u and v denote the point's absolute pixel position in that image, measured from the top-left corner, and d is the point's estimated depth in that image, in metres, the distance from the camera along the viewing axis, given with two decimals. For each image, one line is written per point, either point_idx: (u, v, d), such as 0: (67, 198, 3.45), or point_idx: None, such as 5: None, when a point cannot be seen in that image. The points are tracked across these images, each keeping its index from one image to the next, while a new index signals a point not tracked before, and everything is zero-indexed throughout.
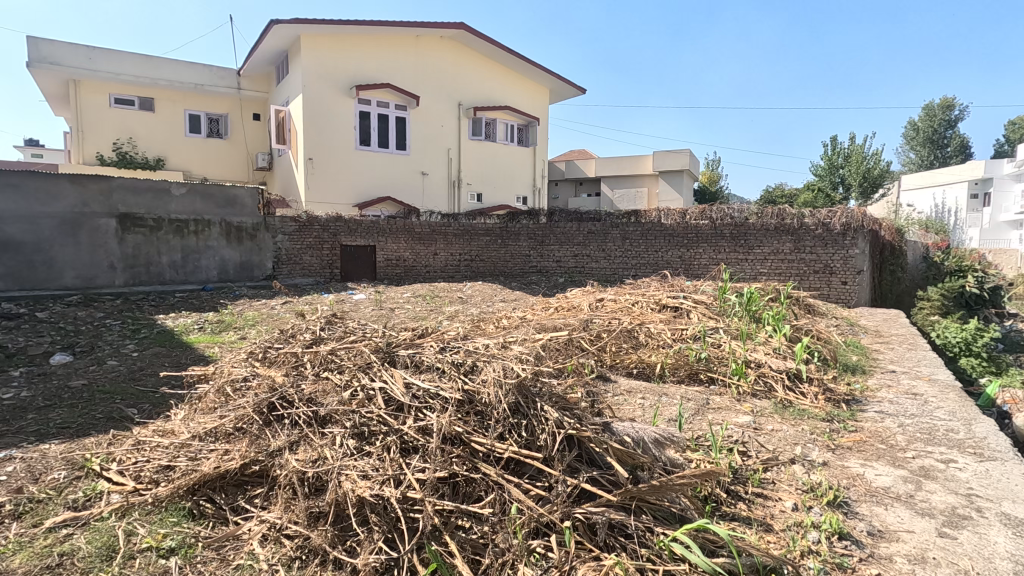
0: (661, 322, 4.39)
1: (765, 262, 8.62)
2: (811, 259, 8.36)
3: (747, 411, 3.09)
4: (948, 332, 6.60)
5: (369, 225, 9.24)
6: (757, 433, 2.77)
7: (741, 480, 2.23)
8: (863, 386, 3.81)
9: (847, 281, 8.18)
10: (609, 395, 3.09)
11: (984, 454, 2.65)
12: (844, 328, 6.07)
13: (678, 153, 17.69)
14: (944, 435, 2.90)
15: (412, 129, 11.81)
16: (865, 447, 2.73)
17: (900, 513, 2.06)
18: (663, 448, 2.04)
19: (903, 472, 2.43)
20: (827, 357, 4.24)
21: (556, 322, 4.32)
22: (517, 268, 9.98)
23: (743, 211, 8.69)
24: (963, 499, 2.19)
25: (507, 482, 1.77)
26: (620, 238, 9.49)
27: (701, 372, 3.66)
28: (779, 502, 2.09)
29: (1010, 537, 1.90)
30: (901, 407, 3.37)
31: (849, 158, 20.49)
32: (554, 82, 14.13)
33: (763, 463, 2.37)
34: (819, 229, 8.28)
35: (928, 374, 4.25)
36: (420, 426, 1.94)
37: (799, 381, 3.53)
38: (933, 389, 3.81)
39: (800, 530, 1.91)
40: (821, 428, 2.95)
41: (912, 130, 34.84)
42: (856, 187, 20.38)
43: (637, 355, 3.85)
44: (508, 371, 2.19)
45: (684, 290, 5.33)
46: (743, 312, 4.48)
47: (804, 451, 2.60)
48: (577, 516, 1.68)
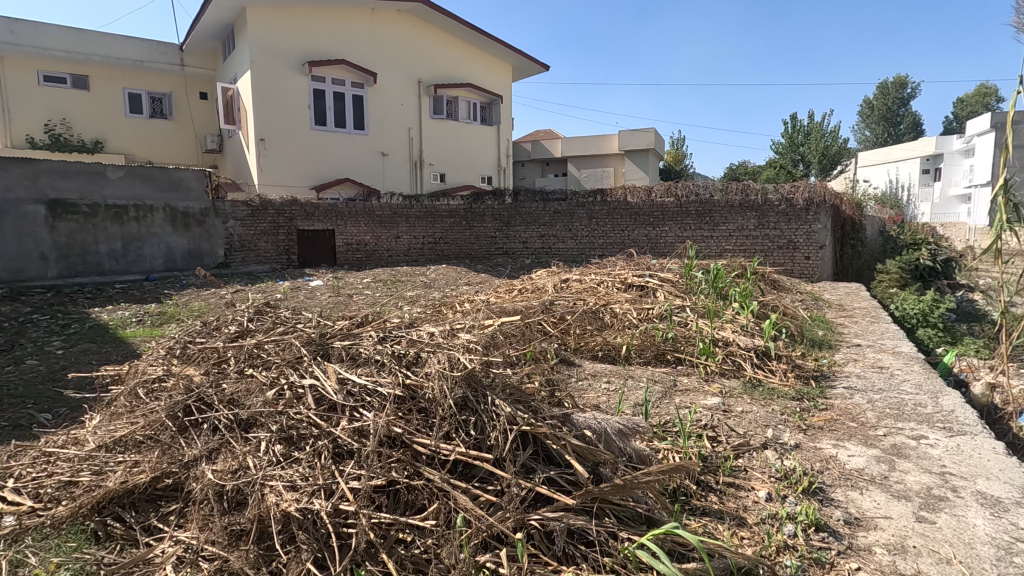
0: (626, 301, 4.24)
1: (730, 238, 8.60)
2: (775, 235, 8.37)
3: (715, 393, 2.96)
4: (906, 304, 6.69)
5: (327, 209, 8.83)
6: (726, 416, 2.63)
7: (711, 469, 2.09)
8: (830, 361, 3.75)
9: (809, 256, 8.25)
10: (572, 380, 2.93)
11: (953, 428, 2.59)
12: (808, 303, 6.06)
13: (643, 131, 17.64)
14: (912, 410, 2.84)
15: (370, 107, 11.31)
16: (836, 425, 2.63)
17: (876, 497, 1.95)
18: (627, 440, 1.87)
19: (876, 452, 2.33)
20: (794, 333, 4.16)
21: (515, 305, 4.12)
22: (483, 250, 9.72)
23: (708, 188, 8.64)
24: (938, 478, 2.09)
25: (453, 488, 1.56)
26: (587, 217, 9.27)
27: (668, 353, 3.52)
28: (752, 493, 1.95)
29: (988, 519, 1.81)
30: (868, 382, 3.31)
31: (808, 135, 20.91)
32: (517, 59, 13.78)
33: (734, 450, 2.23)
34: (782, 205, 8.28)
35: (892, 347, 4.22)
36: (354, 427, 1.72)
37: (767, 358, 3.43)
38: (898, 362, 3.79)
39: (774, 523, 1.77)
40: (792, 407, 2.84)
41: (866, 107, 35.79)
42: (815, 164, 20.83)
43: (601, 338, 3.67)
44: (455, 361, 1.96)
45: (649, 268, 5.18)
46: (710, 289, 4.35)
47: (775, 434, 2.47)
48: (532, 524, 1.49)
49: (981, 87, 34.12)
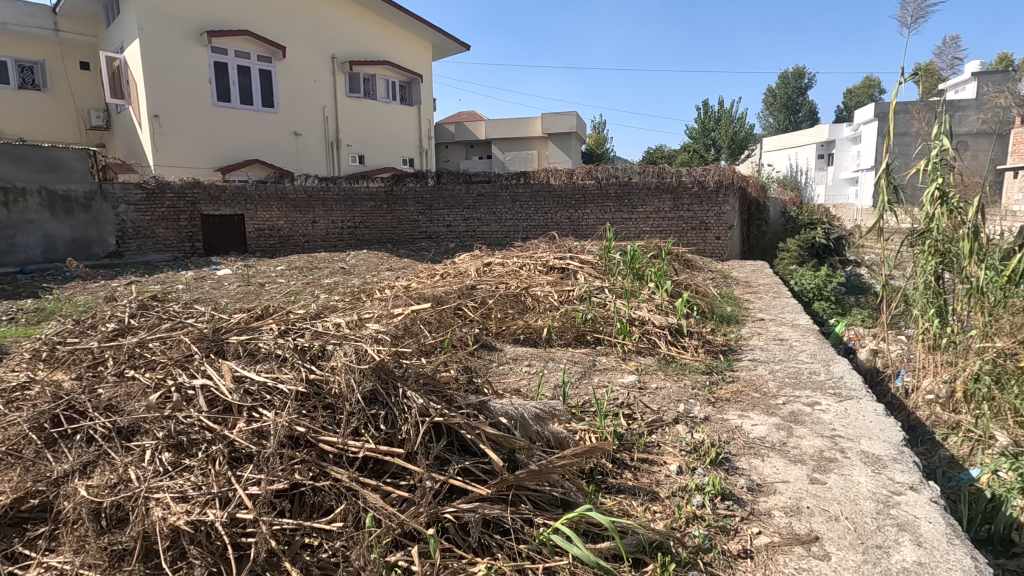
0: (548, 284, 4.27)
1: (648, 220, 8.91)
2: (688, 216, 8.76)
3: (632, 370, 3.06)
4: (804, 279, 7.22)
5: (235, 191, 8.22)
6: (642, 393, 2.71)
7: (626, 447, 2.14)
8: (737, 336, 3.97)
9: (720, 236, 8.71)
10: (493, 365, 2.91)
11: (842, 393, 2.81)
12: (718, 281, 6.40)
13: (564, 114, 17.84)
14: (808, 378, 3.06)
15: (279, 83, 10.61)
16: (741, 396, 2.78)
17: (775, 463, 2.08)
18: (544, 424, 1.87)
19: (776, 420, 2.49)
20: (705, 310, 4.36)
21: (435, 290, 4.04)
22: (405, 234, 9.41)
23: (626, 170, 8.85)
24: (829, 441, 2.26)
25: (362, 487, 1.49)
26: (510, 199, 9.17)
27: (588, 334, 3.57)
28: (664, 467, 2.02)
29: (871, 476, 1.98)
30: (770, 353, 3.54)
31: (719, 121, 22.07)
32: (437, 37, 13.45)
33: (648, 427, 2.30)
34: (695, 187, 8.66)
35: (791, 320, 4.55)
36: (253, 429, 1.59)
37: (679, 335, 3.58)
38: (796, 333, 4.08)
39: (684, 495, 1.84)
40: (702, 381, 2.97)
41: (769, 96, 38.20)
42: (725, 149, 22.04)
43: (523, 321, 3.66)
44: (363, 353, 1.88)
45: (570, 251, 5.25)
46: (627, 270, 4.45)
47: (686, 408, 2.57)
48: (447, 517, 1.44)
49: (867, 79, 37.31)
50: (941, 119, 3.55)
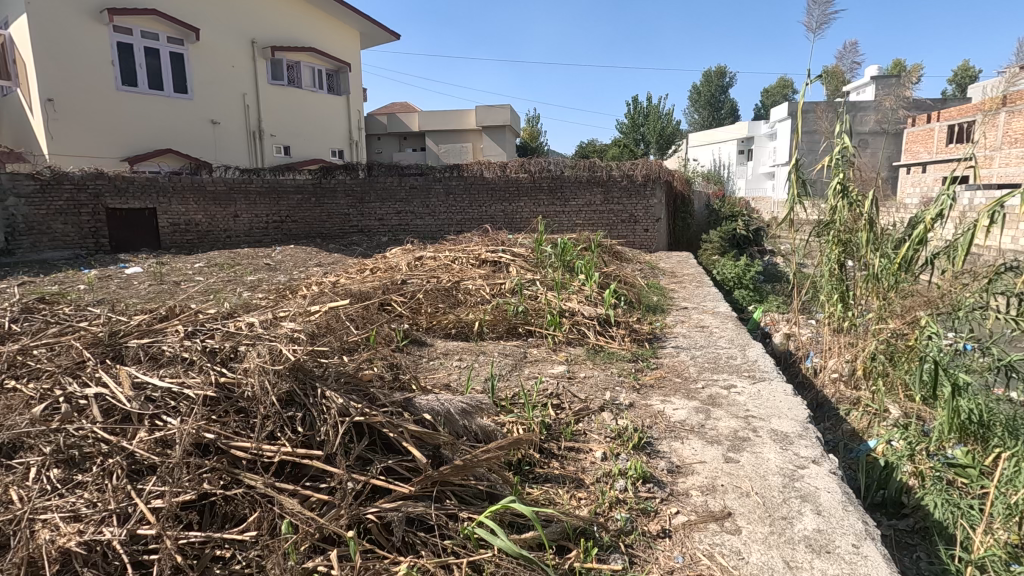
0: (479, 277, 4.27)
1: (580, 213, 9.09)
2: (618, 209, 9.01)
3: (562, 360, 3.11)
4: (725, 269, 7.61)
5: (144, 182, 7.64)
6: (570, 382, 2.77)
7: (553, 436, 2.17)
8: (662, 324, 4.13)
9: (648, 228, 9.03)
10: (422, 361, 2.88)
11: (755, 375, 3.00)
12: (646, 271, 6.62)
13: (498, 107, 17.85)
14: (725, 362, 3.24)
15: (193, 68, 9.94)
16: (664, 382, 2.91)
17: (694, 445, 2.18)
18: (470, 418, 1.87)
19: (695, 403, 2.61)
20: (632, 300, 4.51)
21: (363, 286, 3.94)
22: (335, 228, 9.04)
23: (559, 164, 8.96)
24: (743, 421, 2.40)
25: (278, 493, 1.43)
26: (444, 192, 9.04)
27: (519, 326, 3.60)
28: (590, 454, 2.07)
29: (779, 452, 2.12)
30: (692, 340, 3.71)
31: (647, 116, 22.82)
32: (365, 25, 13.06)
33: (575, 415, 2.35)
34: (624, 180, 8.92)
35: (711, 308, 4.79)
36: (156, 438, 1.49)
37: (608, 325, 3.67)
38: (716, 320, 4.30)
39: (608, 480, 1.89)
40: (628, 369, 3.08)
41: (693, 93, 39.90)
42: (654, 144, 22.82)
43: (454, 315, 3.64)
44: (278, 354, 1.81)
45: (503, 244, 5.26)
46: (558, 262, 4.51)
47: (613, 395, 2.65)
48: (369, 517, 1.41)
49: (781, 79, 39.69)
50: (842, 119, 3.82)
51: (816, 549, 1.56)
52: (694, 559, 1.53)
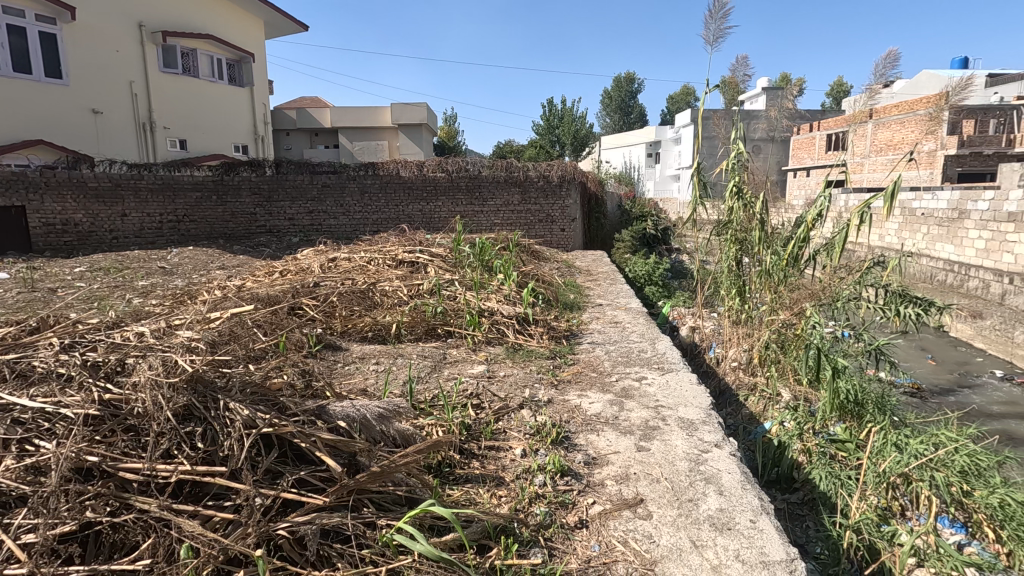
0: (397, 278, 4.19)
1: (498, 213, 9.15)
2: (536, 209, 9.19)
3: (481, 360, 3.12)
4: (637, 267, 7.98)
5: (10, 177, 6.76)
6: (490, 382, 2.78)
7: (474, 436, 2.17)
8: (578, 321, 4.26)
9: (564, 228, 9.27)
10: (338, 366, 2.78)
11: (664, 367, 3.17)
12: (563, 270, 6.79)
13: (415, 105, 17.45)
14: (637, 355, 3.40)
15: (70, 50, 8.89)
16: (581, 377, 3.00)
17: (609, 436, 2.27)
18: (388, 423, 1.83)
19: (610, 396, 2.72)
20: (550, 298, 4.61)
21: (271, 289, 3.74)
22: (241, 229, 8.48)
23: (476, 164, 8.96)
24: (653, 411, 2.53)
25: (177, 515, 1.32)
26: (358, 191, 8.75)
27: (438, 327, 3.57)
28: (509, 452, 2.09)
29: (686, 439, 2.25)
30: (607, 335, 3.86)
31: (562, 119, 23.43)
32: (268, 12, 12.39)
33: (495, 414, 2.37)
34: (541, 181, 9.10)
35: (624, 304, 5.01)
36: (27, 465, 1.32)
37: (526, 324, 3.73)
38: (629, 316, 4.50)
39: (527, 476, 1.93)
40: (546, 365, 3.14)
41: (605, 98, 41.42)
42: (569, 145, 23.45)
43: (371, 318, 3.54)
44: (174, 366, 1.68)
45: (420, 244, 5.19)
46: (477, 262, 4.51)
47: (531, 393, 2.70)
48: (279, 534, 1.34)
49: (684, 87, 42.16)
50: (737, 126, 4.13)
51: (720, 527, 1.67)
52: (611, 547, 1.59)
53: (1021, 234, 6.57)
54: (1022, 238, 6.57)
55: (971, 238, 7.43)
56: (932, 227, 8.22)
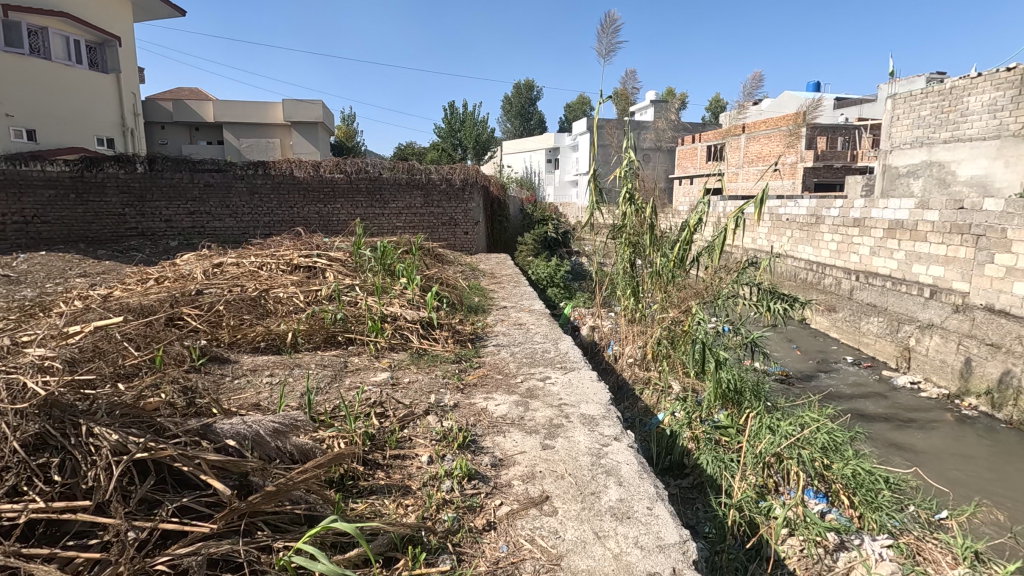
0: (291, 284, 3.96)
1: (400, 216, 8.97)
2: (439, 212, 9.13)
3: (385, 367, 3.04)
4: (539, 269, 8.19)
5: None
6: (394, 389, 2.71)
7: (377, 446, 2.11)
8: (483, 324, 4.28)
9: (468, 231, 9.30)
10: (226, 380, 2.57)
11: (566, 366, 3.28)
12: (467, 274, 6.79)
13: (310, 103, 16.69)
14: (541, 356, 3.48)
15: None
16: (486, 380, 3.02)
17: (515, 437, 2.30)
18: (284, 438, 1.73)
19: (515, 397, 2.76)
20: (454, 302, 4.59)
21: (145, 299, 3.37)
22: (107, 231, 7.57)
23: (376, 165, 8.71)
24: (557, 409, 2.60)
25: (29, 561, 1.15)
26: (247, 191, 8.15)
27: (339, 335, 3.42)
28: (415, 459, 2.05)
29: (587, 434, 2.34)
30: (511, 337, 3.92)
31: (463, 123, 23.49)
32: None
33: (399, 422, 2.31)
34: (443, 184, 9.05)
35: (527, 306, 5.11)
36: None
37: (431, 328, 3.69)
38: (532, 318, 4.60)
39: (434, 483, 1.90)
40: (452, 370, 3.12)
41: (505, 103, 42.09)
42: (471, 149, 23.53)
43: (263, 327, 3.31)
44: (23, 390, 1.46)
45: (317, 247, 4.94)
46: (378, 266, 4.38)
47: (437, 398, 2.67)
48: (159, 569, 1.21)
49: (580, 96, 43.97)
50: (628, 135, 4.38)
51: (620, 516, 1.76)
52: (518, 545, 1.61)
53: (864, 237, 7.56)
54: (864, 241, 7.55)
55: (825, 241, 8.43)
56: (795, 231, 9.23)
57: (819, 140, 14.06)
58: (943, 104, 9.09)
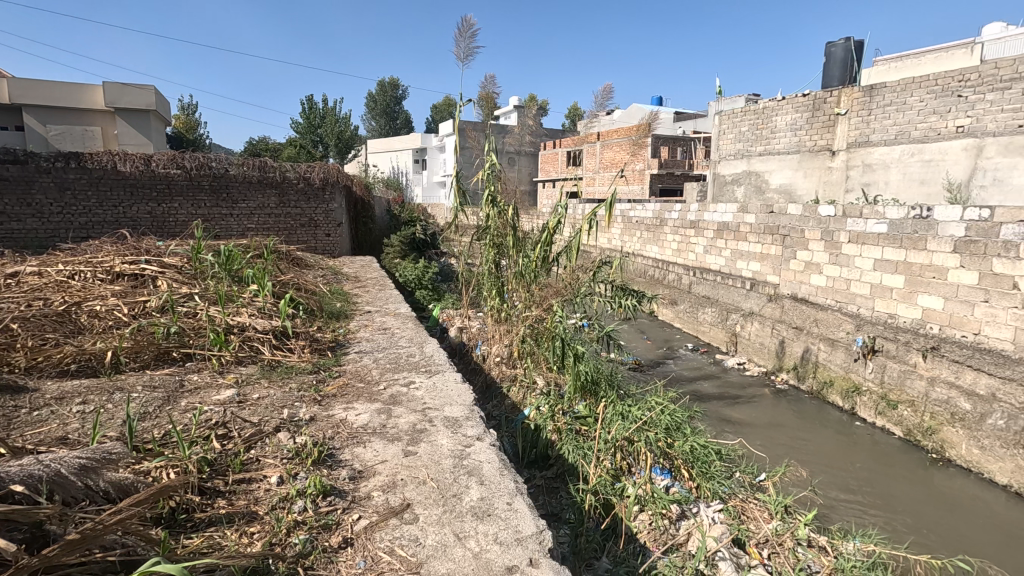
0: (112, 295, 3.44)
1: (251, 217, 8.25)
2: (296, 213, 8.57)
3: (230, 384, 2.76)
4: (407, 271, 8.04)
5: None
6: (241, 407, 2.48)
7: (218, 472, 1.91)
8: (345, 330, 4.09)
9: (329, 233, 8.86)
10: (22, 413, 2.16)
11: (431, 369, 3.25)
12: (328, 277, 6.45)
13: (139, 87, 14.66)
14: (405, 360, 3.42)
15: None
16: (346, 389, 2.88)
17: (375, 447, 2.23)
18: (95, 475, 1.49)
19: (377, 405, 2.67)
20: (313, 308, 4.33)
21: None
22: None
23: (222, 161, 7.89)
24: (420, 414, 2.57)
25: None
26: (55, 187, 6.91)
27: (173, 350, 3.04)
28: (263, 482, 1.90)
29: (450, 437, 2.34)
30: (375, 343, 3.80)
31: (324, 118, 22.30)
32: None
33: (245, 443, 2.12)
34: (300, 183, 8.50)
35: (393, 309, 4.99)
36: None
37: (285, 338, 3.45)
38: (397, 322, 4.50)
39: (284, 505, 1.77)
40: (308, 381, 2.94)
41: (370, 101, 40.75)
42: (333, 147, 22.40)
43: (75, 347, 2.84)
44: None
45: (147, 252, 4.36)
46: (222, 272, 3.97)
47: (291, 412, 2.50)
48: None
49: (447, 98, 43.99)
50: (489, 138, 4.46)
51: (480, 515, 1.78)
52: (376, 559, 1.56)
53: (699, 238, 8.50)
54: (700, 242, 8.50)
55: (668, 240, 9.35)
56: (643, 232, 10.11)
57: (664, 149, 15.65)
58: (758, 122, 10.51)
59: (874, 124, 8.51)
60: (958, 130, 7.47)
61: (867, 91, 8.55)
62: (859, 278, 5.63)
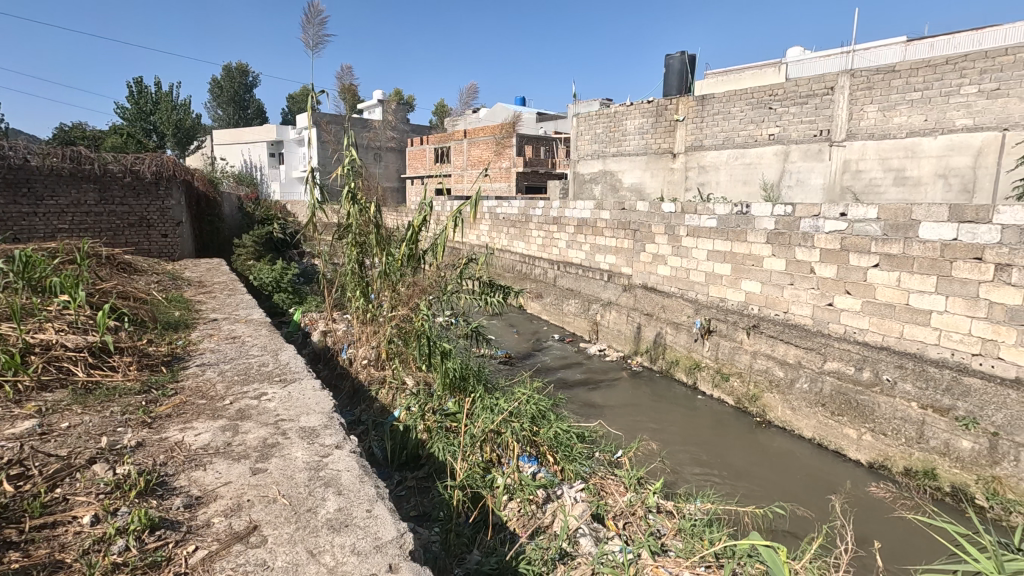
0: None
1: (62, 215, 7.04)
2: (123, 211, 7.49)
3: (30, 414, 2.33)
4: (262, 274, 7.42)
5: None
6: (43, 440, 2.11)
7: (10, 520, 1.61)
8: (185, 342, 3.67)
9: (167, 234, 7.87)
10: None
11: (286, 378, 3.04)
12: (165, 283, 5.73)
13: None
14: (257, 371, 3.15)
15: None
16: (185, 408, 2.58)
17: (218, 468, 2.02)
18: None
19: (222, 422, 2.43)
20: (144, 319, 3.82)
21: None
22: None
23: (18, 149, 6.64)
24: (272, 427, 2.39)
25: None
26: None
27: None
28: (72, 525, 1.64)
29: (306, 448, 2.21)
30: (220, 354, 3.45)
31: (157, 105, 19.79)
32: None
33: (48, 482, 1.81)
34: (127, 177, 7.45)
35: (244, 316, 4.57)
36: None
37: (106, 355, 3.00)
38: (249, 329, 4.14)
39: (99, 548, 1.54)
40: (136, 403, 2.58)
41: (214, 87, 36.95)
42: (170, 137, 19.97)
43: None
44: None
45: None
46: (19, 281, 3.34)
47: (112, 440, 2.18)
48: None
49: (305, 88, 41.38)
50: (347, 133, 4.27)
51: (337, 527, 1.71)
52: None
53: (562, 234, 8.94)
54: (562, 237, 8.94)
55: (534, 237, 9.71)
56: (510, 228, 10.38)
57: (528, 148, 16.17)
58: (610, 125, 11.30)
59: (706, 131, 9.58)
60: (770, 138, 8.65)
61: (699, 101, 9.59)
62: (696, 268, 6.30)
